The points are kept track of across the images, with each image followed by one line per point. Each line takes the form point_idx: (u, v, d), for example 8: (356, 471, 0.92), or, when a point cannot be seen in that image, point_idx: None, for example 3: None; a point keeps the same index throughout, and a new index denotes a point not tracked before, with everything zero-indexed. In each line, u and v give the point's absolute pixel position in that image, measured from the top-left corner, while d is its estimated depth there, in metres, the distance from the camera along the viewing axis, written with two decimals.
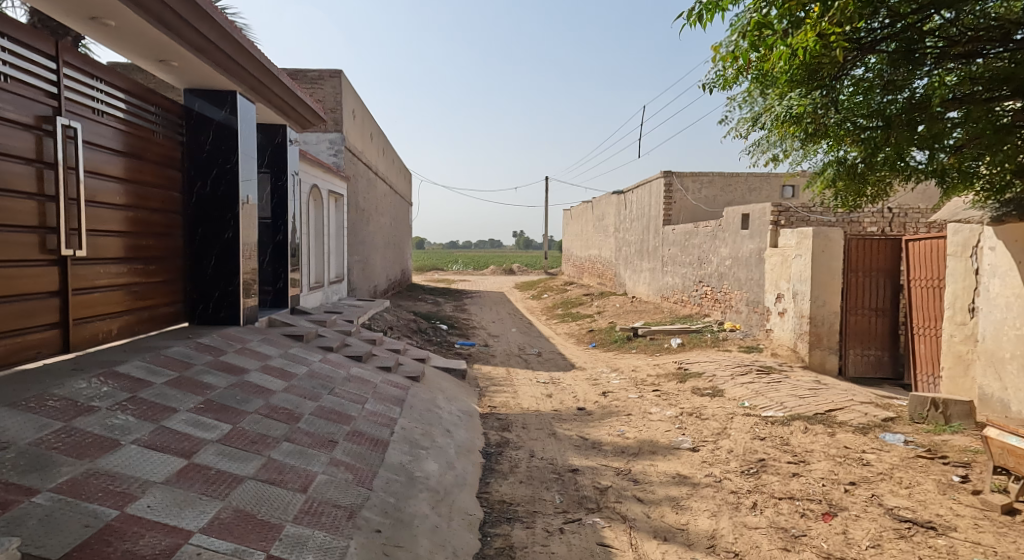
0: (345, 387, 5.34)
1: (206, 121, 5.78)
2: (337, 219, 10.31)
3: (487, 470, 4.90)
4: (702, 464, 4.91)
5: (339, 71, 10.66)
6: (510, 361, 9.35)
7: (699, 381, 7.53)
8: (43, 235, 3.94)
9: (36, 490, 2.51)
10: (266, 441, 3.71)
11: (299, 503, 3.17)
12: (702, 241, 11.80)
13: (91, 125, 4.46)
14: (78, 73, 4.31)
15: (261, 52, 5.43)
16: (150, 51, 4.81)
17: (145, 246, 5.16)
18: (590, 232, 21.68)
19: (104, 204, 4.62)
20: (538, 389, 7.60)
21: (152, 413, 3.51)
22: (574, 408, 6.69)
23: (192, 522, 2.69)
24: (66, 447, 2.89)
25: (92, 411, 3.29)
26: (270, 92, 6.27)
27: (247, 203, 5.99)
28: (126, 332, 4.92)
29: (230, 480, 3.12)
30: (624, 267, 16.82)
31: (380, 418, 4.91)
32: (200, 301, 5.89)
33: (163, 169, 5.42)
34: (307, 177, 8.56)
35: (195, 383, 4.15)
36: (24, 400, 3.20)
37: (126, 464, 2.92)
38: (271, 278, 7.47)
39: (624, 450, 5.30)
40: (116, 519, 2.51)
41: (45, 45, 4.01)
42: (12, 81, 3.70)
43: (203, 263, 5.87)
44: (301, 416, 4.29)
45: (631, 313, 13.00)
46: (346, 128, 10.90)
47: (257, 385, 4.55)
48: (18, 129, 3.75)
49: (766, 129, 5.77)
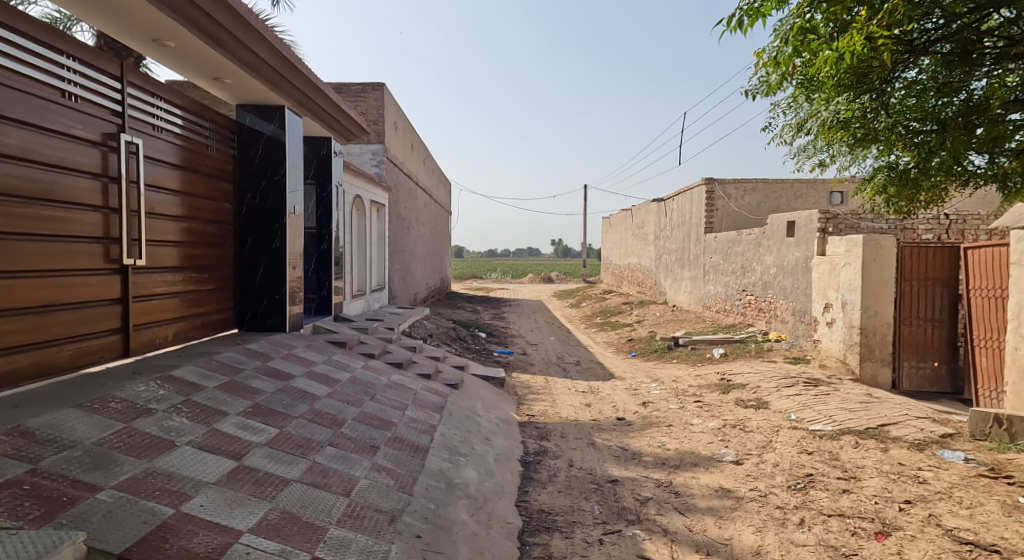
0: (386, 393, 5.44)
1: (256, 134, 6.02)
2: (378, 227, 10.50)
3: (526, 478, 4.89)
4: (747, 478, 4.77)
5: (381, 84, 10.95)
6: (549, 370, 9.33)
7: (743, 392, 7.35)
8: (107, 246, 4.18)
9: (100, 487, 2.65)
10: (311, 445, 3.82)
11: (343, 507, 3.25)
12: (745, 249, 11.55)
13: (151, 140, 4.71)
14: (140, 91, 4.56)
15: (308, 68, 5.63)
16: (205, 69, 5.04)
17: (199, 255, 5.40)
18: (630, 240, 21.50)
19: (162, 216, 4.85)
20: (577, 398, 7.55)
21: (204, 416, 3.66)
22: (614, 418, 6.62)
23: (242, 522, 2.79)
24: (127, 447, 3.04)
25: (150, 413, 3.46)
26: (316, 106, 6.47)
27: (294, 214, 6.21)
28: (180, 338, 5.13)
29: (278, 482, 3.22)
30: (664, 275, 16.61)
31: (420, 424, 4.99)
32: (249, 308, 6.10)
33: (216, 182, 5.67)
34: (352, 188, 8.83)
35: (244, 388, 4.30)
36: (88, 402, 3.37)
37: (180, 465, 3.05)
38: (315, 286, 7.67)
39: (665, 461, 5.21)
40: (172, 517, 2.63)
41: (112, 66, 4.27)
42: (81, 101, 3.96)
43: (252, 272, 6.09)
44: (344, 421, 4.40)
45: (672, 322, 12.81)
46: (388, 139, 11.15)
47: (303, 390, 4.69)
48: (86, 146, 4.00)
49: (812, 134, 5.61)
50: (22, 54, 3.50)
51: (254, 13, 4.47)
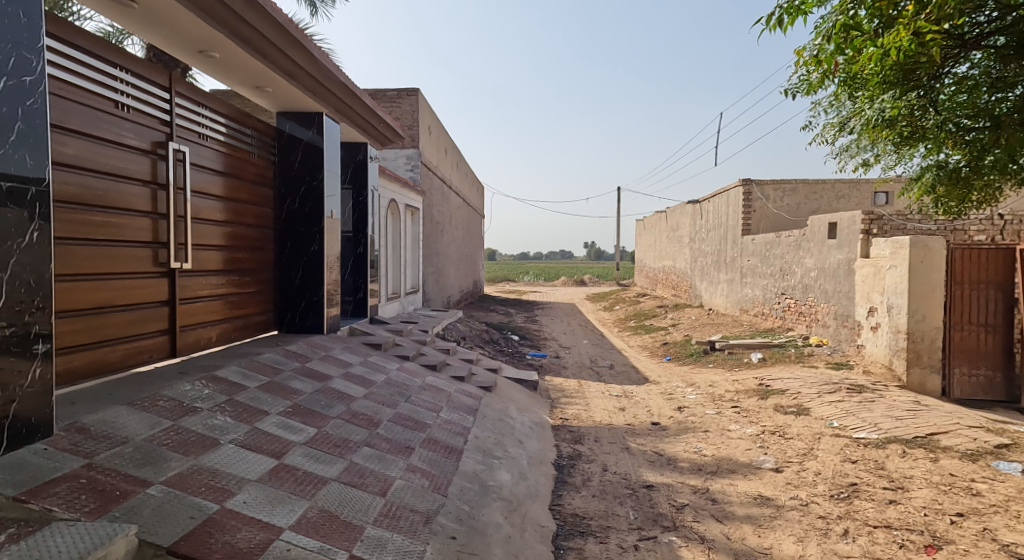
0: (420, 395, 5.50)
1: (296, 141, 6.18)
2: (413, 231, 10.64)
3: (560, 482, 4.87)
4: (787, 486, 4.66)
5: (416, 90, 11.10)
6: (582, 373, 9.27)
7: (782, 398, 7.17)
8: (155, 250, 4.35)
9: (150, 482, 2.75)
10: (348, 445, 3.89)
11: (379, 506, 3.29)
12: (784, 251, 11.28)
13: (196, 148, 4.88)
14: (187, 101, 4.73)
15: (346, 75, 5.76)
16: (247, 78, 5.20)
17: (241, 259, 5.56)
18: (664, 243, 21.24)
19: (207, 221, 5.02)
20: (610, 402, 7.49)
21: (246, 415, 3.76)
22: (648, 423, 6.55)
23: (283, 519, 2.86)
24: (174, 444, 3.15)
25: (196, 411, 3.58)
26: (353, 112, 6.61)
27: (331, 218, 6.35)
28: (224, 339, 5.29)
29: (317, 481, 3.29)
30: (699, 278, 16.35)
31: (455, 426, 5.03)
32: (288, 310, 6.26)
33: (257, 188, 5.84)
34: (387, 192, 8.97)
35: (284, 388, 4.41)
36: (138, 400, 3.51)
37: (224, 462, 3.15)
38: (351, 289, 7.81)
39: (702, 467, 5.13)
40: (217, 512, 2.71)
41: (161, 78, 4.44)
42: (132, 111, 4.14)
43: (291, 275, 6.24)
44: (380, 422, 4.47)
45: (708, 326, 12.59)
46: (422, 143, 11.29)
47: (340, 391, 4.78)
48: (137, 154, 4.17)
49: (855, 133, 5.47)
50: (79, 68, 3.68)
51: (294, 23, 4.60)
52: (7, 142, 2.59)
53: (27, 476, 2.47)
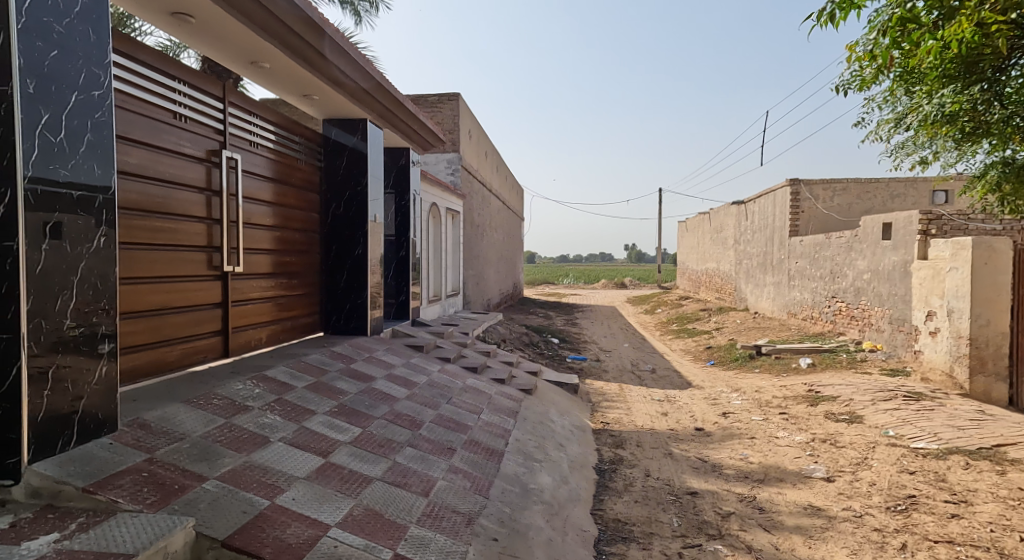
0: (461, 396, 5.54)
1: (341, 147, 6.33)
2: (453, 234, 10.75)
3: (601, 487, 4.83)
4: (839, 496, 4.49)
5: (456, 94, 11.23)
6: (623, 377, 9.17)
7: (834, 405, 6.92)
8: (210, 254, 4.54)
9: (205, 477, 2.86)
10: (391, 445, 3.96)
11: (422, 506, 3.34)
12: (835, 252, 10.89)
13: (248, 156, 5.06)
14: (239, 111, 4.92)
15: (389, 82, 5.88)
16: (296, 87, 5.37)
17: (289, 262, 5.74)
18: (708, 245, 20.81)
19: (257, 225, 5.20)
20: (653, 407, 7.38)
21: (295, 414, 3.88)
22: (692, 428, 6.42)
23: (330, 516, 2.93)
24: (228, 441, 3.27)
25: (248, 410, 3.71)
26: (396, 118, 6.74)
27: (375, 222, 6.48)
28: (273, 340, 5.47)
29: (361, 480, 3.36)
30: (744, 280, 15.95)
31: (495, 429, 5.05)
32: (333, 312, 6.41)
33: (304, 193, 6.01)
34: (428, 196, 9.10)
35: (330, 388, 4.52)
36: (194, 398, 3.66)
37: (274, 459, 3.25)
38: (394, 291, 7.95)
39: (748, 475, 5.00)
40: (267, 508, 2.80)
41: (216, 89, 4.63)
42: (189, 122, 4.33)
43: (336, 278, 6.40)
44: (422, 423, 4.53)
45: (753, 330, 12.26)
46: (463, 147, 11.41)
47: (383, 392, 4.87)
48: (193, 162, 4.36)
49: (912, 130, 5.25)
50: (141, 81, 3.86)
51: (340, 32, 4.74)
52: (79, 153, 2.74)
53: (95, 469, 2.61)
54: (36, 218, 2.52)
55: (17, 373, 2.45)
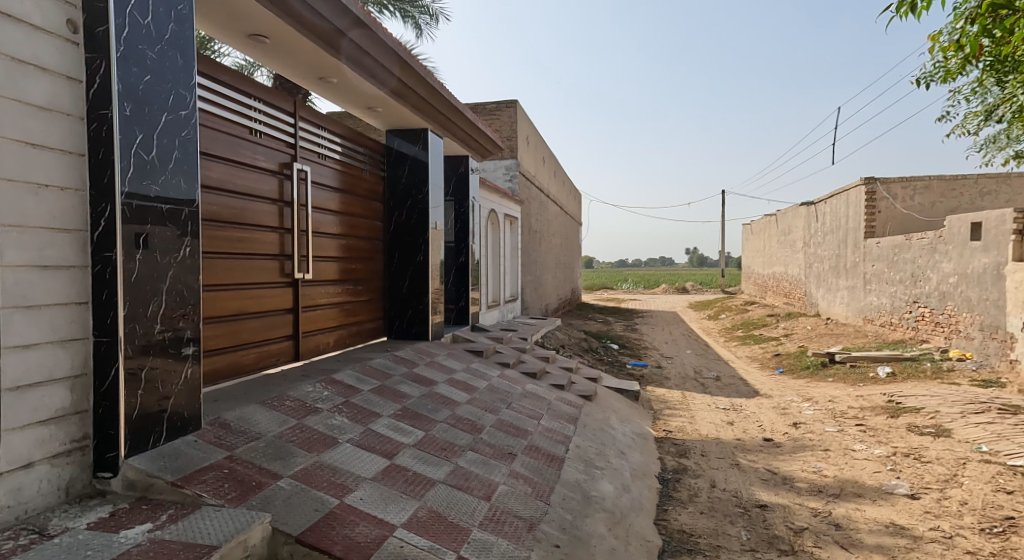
0: (521, 402, 5.56)
1: (403, 157, 6.51)
2: (511, 240, 10.82)
3: (665, 496, 4.71)
4: (925, 515, 4.20)
5: (514, 101, 11.33)
6: (686, 385, 8.93)
7: (917, 417, 6.48)
8: (282, 262, 4.77)
9: (280, 475, 3.00)
10: (453, 449, 4.02)
11: (484, 510, 3.37)
12: (916, 255, 10.24)
13: (316, 167, 5.29)
14: (308, 125, 5.14)
15: (449, 91, 6.00)
16: (361, 101, 5.58)
17: (354, 269, 5.94)
18: (775, 248, 20.01)
19: (324, 234, 5.41)
20: (718, 415, 7.15)
21: (361, 416, 4.00)
22: (760, 439, 6.18)
23: (396, 516, 3.00)
24: (300, 441, 3.41)
25: (317, 411, 3.86)
26: (456, 127, 6.87)
27: (435, 229, 6.62)
28: (339, 344, 5.67)
29: (425, 482, 3.43)
30: (815, 284, 15.23)
31: (556, 434, 5.03)
32: (396, 317, 6.58)
33: (369, 202, 6.22)
34: (487, 202, 9.21)
35: (394, 392, 4.64)
36: (269, 399, 3.85)
37: (342, 460, 3.36)
38: (453, 297, 8.08)
39: (822, 489, 4.76)
40: (338, 507, 2.90)
41: (287, 104, 4.86)
42: (264, 137, 4.57)
43: (398, 284, 6.56)
44: (483, 427, 4.58)
45: (826, 337, 11.67)
46: (520, 154, 11.49)
47: (445, 396, 4.95)
48: (267, 175, 4.59)
49: (1005, 122, 4.89)
50: (221, 100, 4.11)
51: (403, 45, 4.92)
52: (168, 169, 2.95)
53: (182, 465, 2.78)
54: (131, 230, 2.72)
55: (115, 373, 2.65)
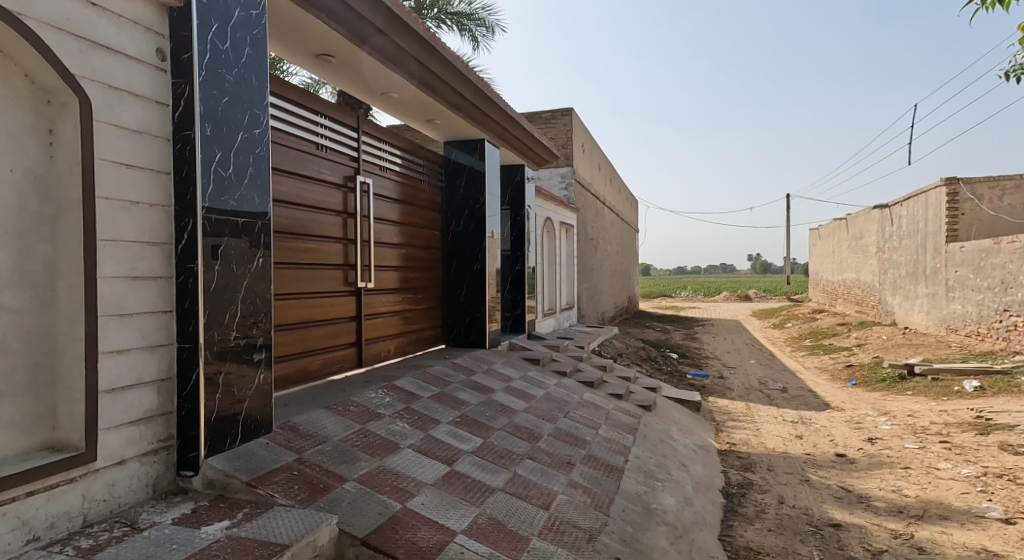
0: (579, 411, 5.52)
1: (460, 167, 6.63)
2: (567, 248, 10.80)
3: (729, 511, 4.55)
4: (1022, 541, 3.87)
5: (569, 109, 11.34)
6: (750, 396, 8.61)
7: (1010, 435, 6.00)
8: (346, 272, 4.94)
9: (345, 478, 3.10)
10: (512, 456, 4.03)
11: (543, 519, 3.35)
12: (1007, 259, 9.51)
13: (378, 180, 5.46)
14: (370, 139, 5.33)
15: (505, 101, 6.08)
16: (420, 114, 5.73)
17: (414, 278, 6.08)
18: (845, 254, 19.05)
19: (385, 244, 5.57)
20: (785, 429, 6.85)
21: (421, 423, 4.07)
22: (832, 454, 5.87)
23: (456, 523, 3.03)
24: (363, 445, 3.51)
25: (380, 417, 3.96)
26: (512, 136, 6.95)
27: (492, 237, 6.69)
28: (400, 351, 5.81)
29: (484, 489, 3.45)
30: (891, 292, 14.38)
31: (614, 445, 4.96)
32: (454, 325, 6.68)
33: (428, 213, 6.36)
34: (543, 210, 9.23)
35: (453, 399, 4.71)
36: (335, 404, 3.99)
37: (404, 465, 3.44)
38: (510, 305, 8.14)
39: (902, 510, 4.47)
40: (400, 511, 2.96)
41: (351, 119, 5.06)
42: (329, 151, 4.76)
43: (456, 292, 6.67)
44: (541, 436, 4.57)
45: (903, 347, 10.99)
46: (576, 161, 11.46)
47: (503, 404, 4.98)
48: (332, 188, 4.78)
49: None
50: (291, 117, 4.32)
51: (460, 58, 5.04)
52: (243, 184, 3.12)
53: (256, 465, 2.92)
54: (210, 242, 2.89)
55: (196, 378, 2.81)
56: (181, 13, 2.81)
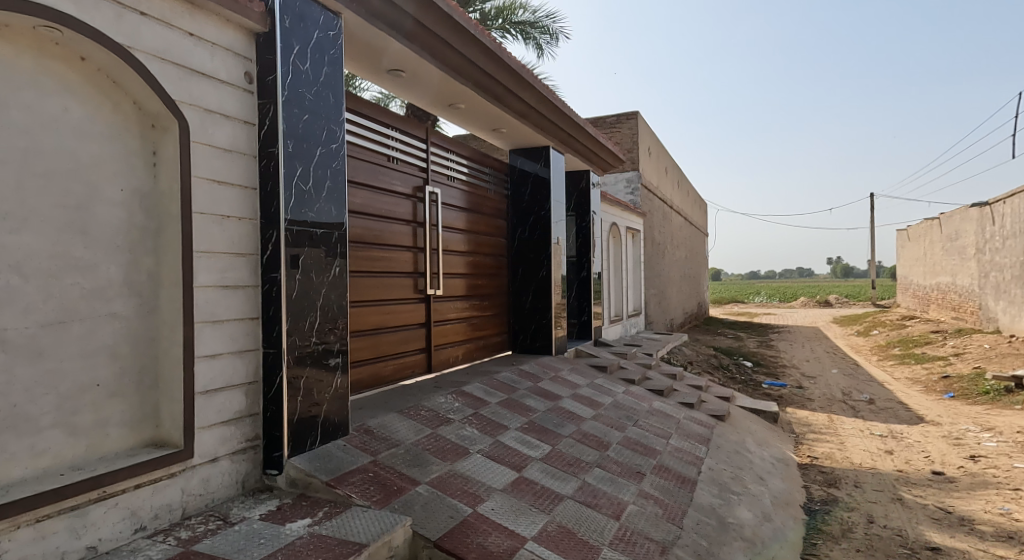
0: (648, 419, 5.40)
1: (525, 175, 6.67)
2: (634, 253, 10.62)
3: (812, 529, 4.31)
4: None
5: (635, 113, 11.19)
6: (833, 407, 8.13)
7: None
8: (416, 280, 5.07)
9: (418, 481, 3.16)
10: (580, 464, 3.99)
11: (614, 529, 3.30)
12: None
13: (446, 189, 5.59)
14: (438, 149, 5.46)
15: (570, 107, 6.09)
16: (486, 123, 5.82)
17: (481, 285, 6.16)
18: (939, 256, 17.69)
19: (453, 252, 5.68)
20: (874, 443, 6.41)
21: (490, 428, 4.11)
22: (928, 471, 5.44)
23: (526, 529, 3.03)
24: (435, 449, 3.58)
25: (450, 422, 4.02)
26: (577, 142, 6.93)
27: (557, 244, 6.69)
28: (467, 357, 5.89)
29: (554, 497, 3.44)
30: (993, 296, 13.22)
31: (686, 455, 4.82)
32: (520, 332, 6.71)
33: (494, 220, 6.44)
34: (608, 216, 9.13)
35: (520, 405, 4.72)
36: (407, 409, 4.09)
37: (474, 469, 3.48)
38: (576, 311, 8.08)
39: (1012, 534, 4.08)
40: (471, 515, 3.00)
41: (420, 131, 5.21)
42: (400, 163, 4.92)
43: (522, 299, 6.70)
44: (610, 444, 4.50)
45: (1009, 357, 10.06)
46: (642, 165, 11.28)
47: (570, 411, 4.94)
48: (402, 199, 4.93)
49: None
50: (364, 131, 4.50)
51: (525, 67, 5.09)
52: (322, 197, 3.27)
53: (334, 466, 3.04)
54: (291, 253, 3.05)
55: (280, 382, 2.97)
56: (267, 38, 2.99)
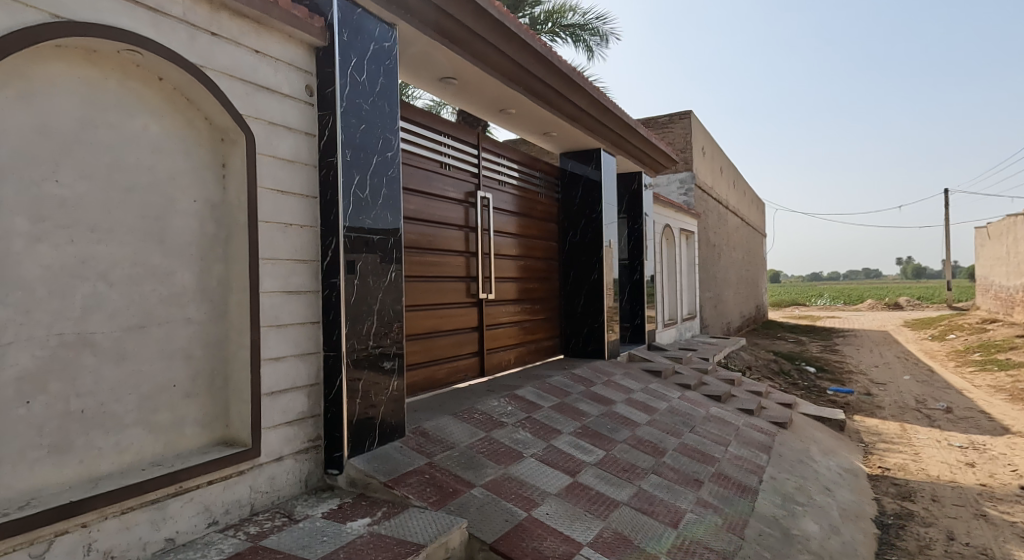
0: (706, 426, 5.25)
1: (576, 177, 6.64)
2: (688, 255, 10.38)
3: (885, 544, 4.08)
4: None
5: (688, 112, 10.95)
6: (906, 416, 7.68)
7: None
8: (468, 284, 5.12)
9: (473, 483, 3.19)
10: (636, 470, 3.93)
11: (672, 538, 3.22)
12: None
13: (497, 194, 5.63)
14: (489, 155, 5.51)
15: (621, 109, 6.02)
16: (537, 127, 5.84)
17: (532, 289, 6.16)
18: None
19: (505, 256, 5.71)
20: (953, 455, 6.01)
21: (543, 432, 4.10)
22: (1015, 486, 5.06)
23: (582, 535, 3.00)
24: (489, 452, 3.60)
25: (503, 425, 4.04)
26: (628, 144, 6.85)
27: (609, 246, 6.62)
28: (519, 361, 5.90)
29: (609, 502, 3.40)
30: None
31: (746, 463, 4.66)
32: (572, 335, 6.67)
33: (545, 224, 6.43)
34: (661, 217, 8.96)
35: (574, 409, 4.69)
36: (460, 412, 4.13)
37: (528, 473, 3.48)
38: (628, 315, 7.97)
39: None
40: (526, 519, 2.99)
41: (472, 137, 5.27)
42: (452, 169, 4.99)
43: (574, 302, 6.66)
44: (666, 450, 4.41)
45: None
46: (696, 165, 11.01)
47: (625, 416, 4.87)
48: (455, 204, 5.00)
49: None
50: (418, 139, 4.59)
51: (576, 69, 5.08)
52: (378, 204, 3.35)
53: (392, 467, 3.10)
54: (349, 259, 3.14)
55: (340, 384, 3.06)
56: (327, 52, 3.10)
